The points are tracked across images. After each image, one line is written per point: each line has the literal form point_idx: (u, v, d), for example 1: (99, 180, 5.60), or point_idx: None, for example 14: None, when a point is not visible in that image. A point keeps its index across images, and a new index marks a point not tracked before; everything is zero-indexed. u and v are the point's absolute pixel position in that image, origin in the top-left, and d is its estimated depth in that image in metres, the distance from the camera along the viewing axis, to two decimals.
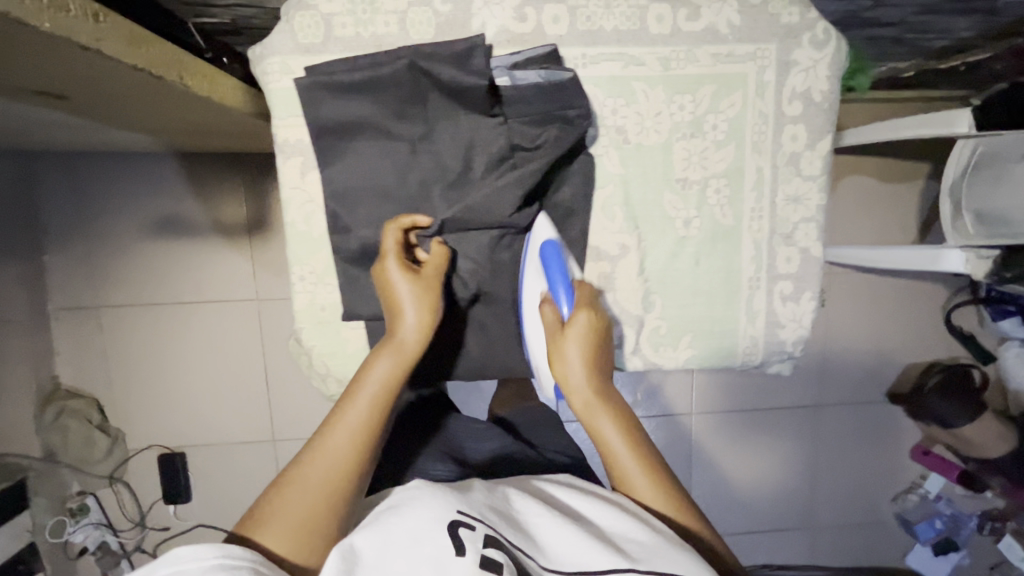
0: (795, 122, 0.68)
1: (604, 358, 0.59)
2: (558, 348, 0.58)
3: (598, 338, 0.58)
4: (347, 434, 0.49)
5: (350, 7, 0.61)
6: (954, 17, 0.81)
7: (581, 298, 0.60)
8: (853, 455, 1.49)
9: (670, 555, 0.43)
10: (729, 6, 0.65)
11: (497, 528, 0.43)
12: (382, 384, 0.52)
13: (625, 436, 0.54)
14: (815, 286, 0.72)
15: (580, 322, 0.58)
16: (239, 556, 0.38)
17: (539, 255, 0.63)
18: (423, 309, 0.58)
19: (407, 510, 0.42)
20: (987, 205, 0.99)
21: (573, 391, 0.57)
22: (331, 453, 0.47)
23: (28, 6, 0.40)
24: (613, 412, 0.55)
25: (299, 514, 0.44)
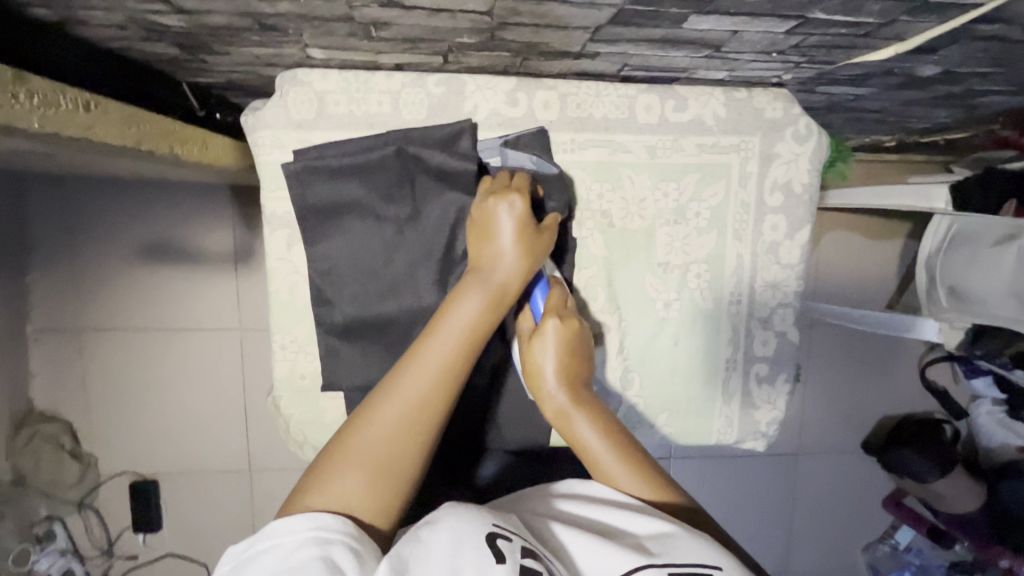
0: (775, 213, 0.71)
1: (578, 361, 0.60)
2: (531, 358, 0.60)
3: (569, 344, 0.60)
4: (425, 386, 0.50)
5: (344, 86, 0.63)
6: (936, 109, 0.83)
7: (551, 304, 0.61)
8: (829, 505, 1.50)
9: (685, 544, 0.44)
10: (715, 99, 0.67)
11: (531, 541, 0.43)
12: (465, 331, 0.52)
13: (601, 432, 0.56)
14: (790, 369, 0.74)
15: (548, 330, 0.59)
16: (328, 529, 0.41)
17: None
18: (522, 263, 0.57)
19: (443, 522, 0.43)
20: (961, 282, 0.98)
21: (547, 397, 0.59)
22: (402, 409, 0.49)
23: (17, 110, 0.40)
24: (586, 409, 0.58)
25: (374, 465, 0.47)
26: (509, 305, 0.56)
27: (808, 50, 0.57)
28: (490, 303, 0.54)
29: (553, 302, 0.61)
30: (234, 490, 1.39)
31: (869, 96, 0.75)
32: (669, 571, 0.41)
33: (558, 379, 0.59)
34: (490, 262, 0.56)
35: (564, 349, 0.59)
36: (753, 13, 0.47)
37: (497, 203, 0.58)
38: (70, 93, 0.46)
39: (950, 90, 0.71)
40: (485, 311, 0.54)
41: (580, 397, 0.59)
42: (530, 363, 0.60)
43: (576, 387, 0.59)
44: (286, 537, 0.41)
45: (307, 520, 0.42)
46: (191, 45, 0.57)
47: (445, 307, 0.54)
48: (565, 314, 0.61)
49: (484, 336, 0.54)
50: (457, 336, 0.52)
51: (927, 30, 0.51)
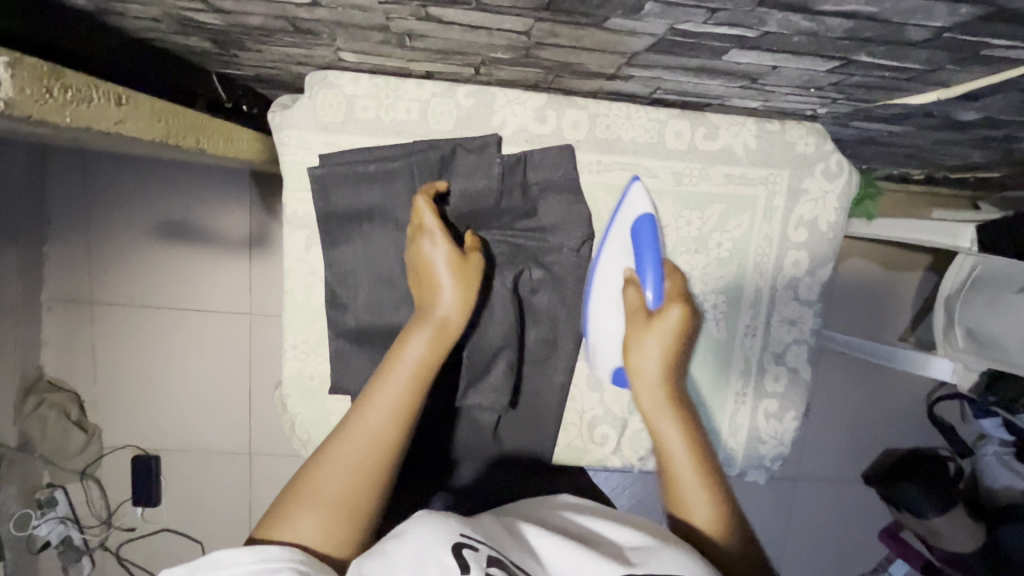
0: (798, 248, 0.70)
1: (682, 354, 0.62)
2: (642, 337, 0.60)
3: (682, 337, 0.61)
4: (379, 419, 0.51)
5: (373, 91, 0.63)
6: (971, 149, 0.81)
7: (671, 292, 0.62)
8: (826, 533, 1.49)
9: (656, 555, 0.43)
10: (747, 129, 0.66)
11: (500, 551, 0.43)
12: (417, 365, 0.54)
13: (688, 433, 0.57)
14: (799, 407, 0.73)
15: (671, 316, 0.60)
16: (275, 558, 0.40)
17: (631, 229, 0.65)
18: (462, 293, 0.59)
19: (411, 534, 0.42)
20: (981, 327, 0.96)
21: (643, 382, 0.60)
22: (355, 446, 0.49)
23: (51, 105, 0.40)
24: (680, 413, 0.58)
25: (329, 502, 0.47)
26: (455, 334, 0.58)
27: (847, 88, 0.56)
28: (437, 338, 0.56)
29: (672, 290, 0.63)
30: (233, 472, 1.40)
31: (903, 133, 0.73)
32: None
33: (661, 369, 0.60)
34: (432, 296, 0.58)
35: (678, 339, 0.61)
36: (795, 51, 0.46)
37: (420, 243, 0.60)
38: (103, 87, 0.46)
39: (989, 134, 0.69)
40: (435, 344, 0.56)
41: (677, 392, 0.60)
42: (641, 342, 0.60)
43: (676, 381, 0.60)
44: (233, 568, 0.40)
45: (252, 552, 0.41)
46: (225, 41, 0.57)
47: (397, 344, 0.56)
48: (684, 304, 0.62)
49: (434, 367, 0.55)
50: (411, 370, 0.54)
51: (972, 79, 0.49)
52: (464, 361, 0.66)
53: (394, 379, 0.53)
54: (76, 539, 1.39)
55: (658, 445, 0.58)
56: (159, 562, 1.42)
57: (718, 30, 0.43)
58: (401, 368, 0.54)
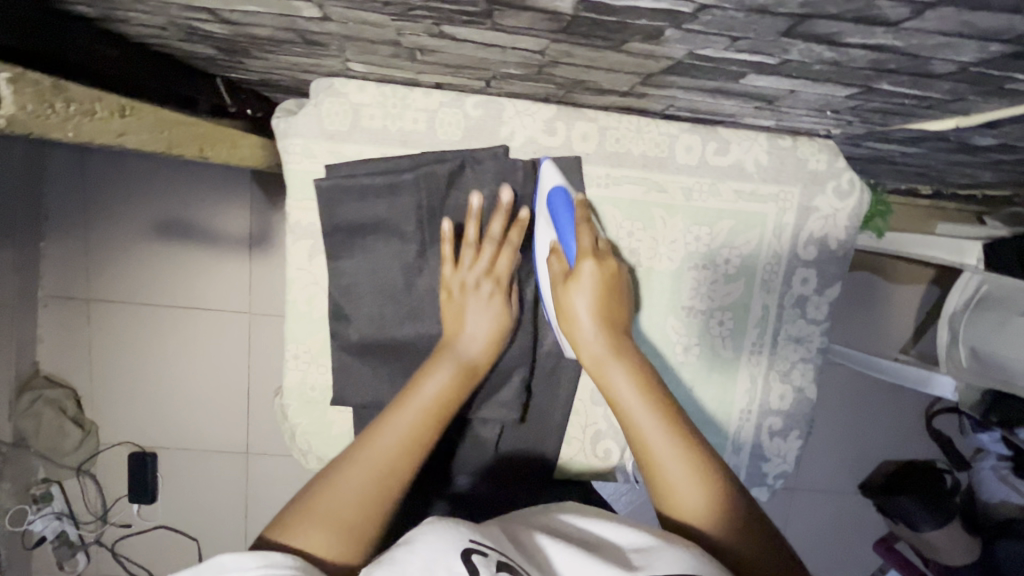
0: (807, 266, 0.69)
1: (614, 307, 0.61)
2: (566, 300, 0.60)
3: (604, 287, 0.61)
4: (394, 442, 0.52)
5: (381, 100, 0.62)
6: (982, 170, 0.80)
7: (583, 245, 0.60)
8: (823, 543, 1.49)
9: (662, 555, 0.42)
10: (758, 145, 0.66)
11: (510, 556, 0.42)
12: (434, 399, 0.56)
13: (638, 388, 0.56)
14: (804, 425, 0.73)
15: (585, 271, 0.60)
16: (280, 565, 0.39)
17: (546, 204, 0.62)
18: (486, 329, 0.61)
19: (420, 541, 0.42)
20: (983, 345, 0.95)
21: (584, 346, 0.59)
22: (372, 465, 0.49)
23: (52, 121, 0.39)
24: (625, 365, 0.57)
25: (342, 516, 0.46)
26: (474, 370, 0.60)
27: (863, 112, 0.55)
28: (458, 372, 0.58)
29: (586, 243, 0.60)
30: (230, 470, 1.40)
31: (916, 154, 0.72)
32: None
33: (595, 323, 0.59)
34: (456, 334, 0.61)
35: (599, 293, 0.60)
36: (815, 78, 0.45)
37: (451, 289, 0.62)
38: (105, 99, 0.45)
39: (1002, 157, 0.68)
40: (453, 382, 0.58)
41: (618, 346, 0.59)
42: (566, 305, 0.60)
43: (613, 337, 0.59)
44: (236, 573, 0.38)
45: (256, 556, 0.39)
46: (231, 48, 0.56)
47: (420, 375, 0.58)
48: (600, 256, 0.61)
49: (451, 404, 0.57)
50: (429, 403, 0.55)
51: (993, 110, 0.48)
52: None
53: (414, 409, 0.54)
54: (72, 535, 1.39)
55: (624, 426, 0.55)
56: (155, 558, 1.42)
57: (740, 56, 0.42)
58: (422, 400, 0.55)
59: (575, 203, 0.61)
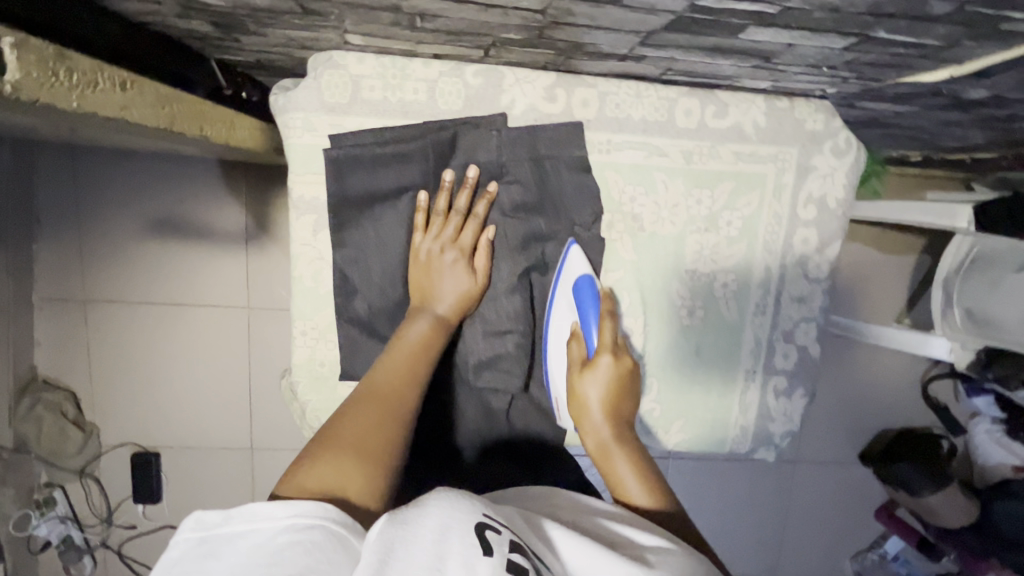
0: (807, 226, 0.70)
1: (623, 402, 0.63)
2: (578, 387, 0.62)
3: (618, 383, 0.63)
4: (386, 384, 0.53)
5: (380, 71, 0.62)
6: (972, 130, 0.82)
7: (606, 340, 0.63)
8: (825, 511, 1.51)
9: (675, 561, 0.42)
10: (756, 107, 0.67)
11: (521, 537, 0.40)
12: (416, 344, 0.59)
13: (637, 464, 0.57)
14: (808, 384, 0.75)
15: (601, 365, 0.62)
16: (309, 515, 0.38)
17: (572, 291, 0.66)
18: (455, 292, 0.63)
19: (435, 508, 0.39)
20: (979, 306, 0.99)
21: (589, 430, 0.61)
22: (369, 406, 0.51)
23: (58, 91, 0.39)
24: (627, 455, 0.57)
25: (356, 449, 0.46)
26: (450, 324, 0.63)
27: (859, 67, 0.56)
28: (436, 325, 0.61)
29: (608, 339, 0.64)
30: (236, 466, 1.39)
31: (909, 113, 0.73)
32: None
33: (602, 409, 0.61)
34: (428, 295, 0.63)
35: (610, 387, 0.62)
36: (813, 28, 0.46)
37: (422, 254, 0.64)
38: (108, 72, 0.45)
39: (993, 112, 0.70)
40: (433, 330, 0.61)
41: (621, 434, 0.59)
42: (577, 390, 0.62)
43: (618, 425, 0.60)
44: (265, 521, 0.38)
45: (285, 507, 0.39)
46: (227, 23, 0.55)
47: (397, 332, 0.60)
48: (618, 352, 0.64)
49: (433, 349, 0.60)
50: (412, 347, 0.58)
51: (985, 56, 0.49)
52: (475, 343, 0.67)
53: (400, 353, 0.57)
54: (77, 539, 1.36)
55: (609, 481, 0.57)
56: None
57: (740, 6, 0.42)
58: (405, 346, 0.58)
59: (598, 290, 0.66)
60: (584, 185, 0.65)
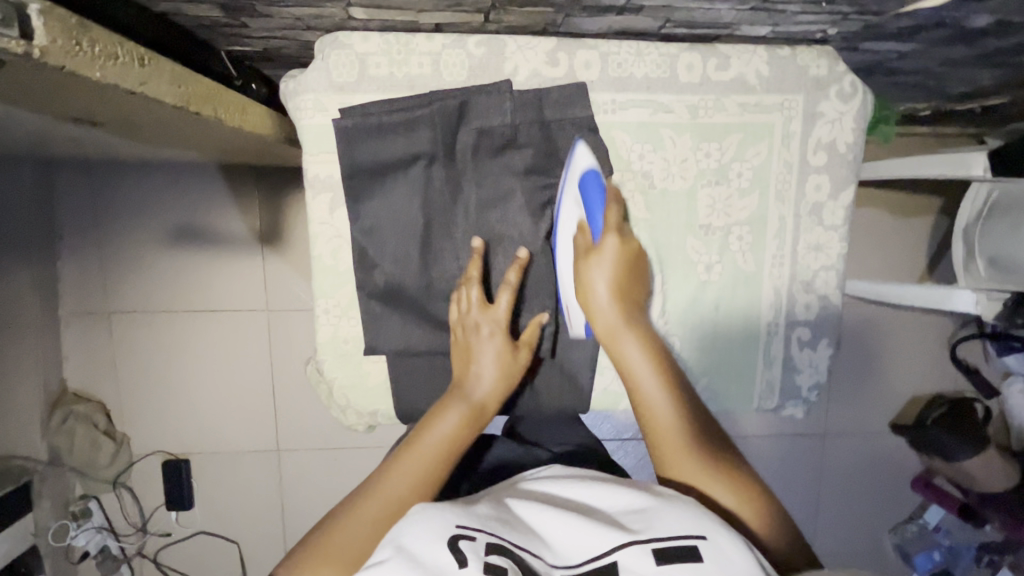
0: (819, 172, 0.70)
1: (629, 283, 0.65)
2: (586, 275, 0.64)
3: (624, 266, 0.65)
4: (403, 488, 0.54)
5: (385, 48, 0.63)
6: (980, 70, 0.81)
7: (610, 222, 0.64)
8: (862, 483, 1.47)
9: (670, 513, 0.44)
10: (758, 57, 0.66)
11: (499, 532, 0.43)
12: (444, 442, 0.58)
13: (650, 358, 0.62)
14: (832, 333, 0.74)
15: (607, 249, 0.64)
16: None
17: (577, 184, 0.64)
18: (495, 376, 0.63)
19: (406, 538, 0.42)
20: (1001, 251, 0.98)
21: (597, 315, 0.64)
22: (379, 510, 0.52)
23: (82, 59, 0.40)
24: (637, 336, 0.63)
25: (347, 560, 0.49)
26: (484, 416, 0.62)
27: None
28: (468, 418, 0.60)
29: (613, 222, 0.64)
30: (265, 469, 1.41)
31: (915, 53, 0.73)
32: (650, 549, 0.41)
33: (611, 297, 0.64)
34: (468, 376, 0.64)
35: (617, 271, 0.64)
36: None
37: (466, 322, 0.65)
38: (126, 46, 0.46)
39: (1001, 44, 0.69)
40: (466, 423, 0.60)
41: (630, 318, 0.64)
42: (586, 280, 0.64)
43: (625, 308, 0.64)
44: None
45: None
46: (236, 6, 0.57)
47: (432, 416, 0.61)
48: (623, 234, 0.65)
49: (461, 446, 0.59)
50: (440, 444, 0.58)
51: None
52: None
53: (427, 452, 0.57)
54: (114, 549, 1.40)
55: (625, 374, 0.63)
56: (196, 564, 1.43)
57: None
58: (433, 443, 0.58)
59: (603, 181, 0.64)
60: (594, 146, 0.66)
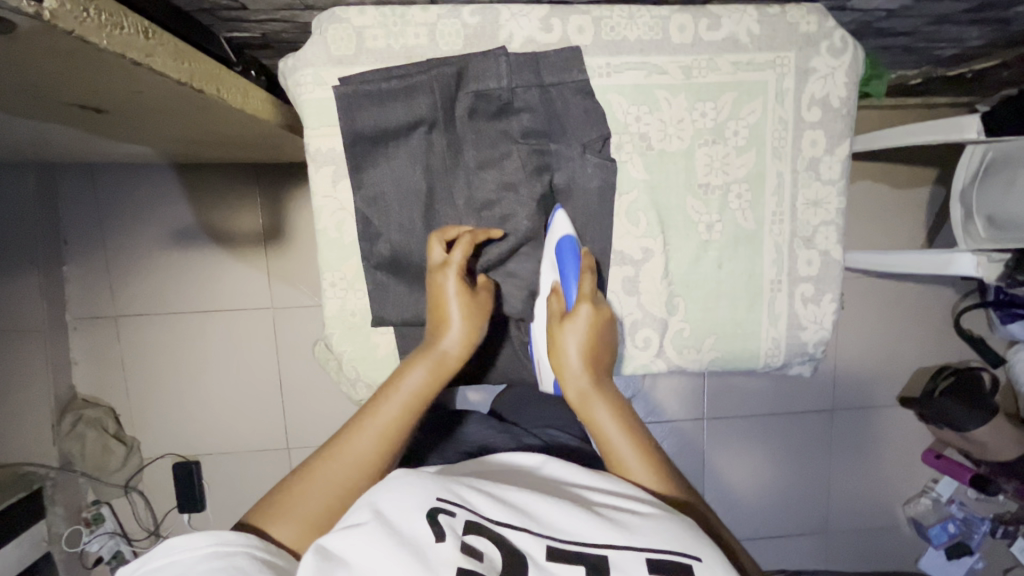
0: (814, 128, 0.71)
1: (601, 353, 0.63)
2: (558, 339, 0.63)
3: (597, 331, 0.63)
4: (366, 444, 0.53)
5: (382, 21, 0.64)
6: (967, 27, 0.82)
7: (585, 291, 0.64)
8: (871, 459, 1.43)
9: (668, 527, 0.42)
10: (749, 16, 0.67)
11: (480, 510, 0.42)
12: (411, 396, 0.56)
13: (622, 426, 0.58)
14: (835, 288, 0.75)
15: (581, 315, 0.62)
16: (232, 542, 0.42)
17: (555, 249, 0.67)
18: (467, 332, 0.63)
19: (384, 503, 0.41)
20: (998, 211, 0.99)
21: (568, 381, 0.61)
22: (342, 468, 0.51)
23: (90, 25, 0.41)
24: (610, 405, 0.59)
25: (313, 515, 0.49)
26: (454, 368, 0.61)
27: None
28: (434, 369, 0.59)
29: (587, 290, 0.64)
30: (276, 467, 1.41)
31: (902, 10, 0.74)
32: (645, 555, 0.40)
33: (582, 361, 0.61)
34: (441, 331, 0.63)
35: (590, 337, 0.62)
36: None
37: (435, 276, 0.65)
38: (131, 18, 0.47)
39: None
40: (435, 377, 0.59)
41: (602, 386, 0.61)
42: (558, 344, 0.62)
43: (596, 375, 0.62)
44: (185, 553, 0.41)
45: (206, 536, 0.42)
46: None
47: (398, 371, 0.59)
48: (597, 301, 0.64)
49: (429, 399, 0.58)
50: (407, 399, 0.56)
51: None
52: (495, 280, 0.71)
53: (393, 405, 0.55)
54: (127, 554, 1.38)
55: (597, 441, 0.58)
56: None
57: None
58: (399, 398, 0.56)
59: (579, 248, 0.67)
60: (591, 109, 0.67)
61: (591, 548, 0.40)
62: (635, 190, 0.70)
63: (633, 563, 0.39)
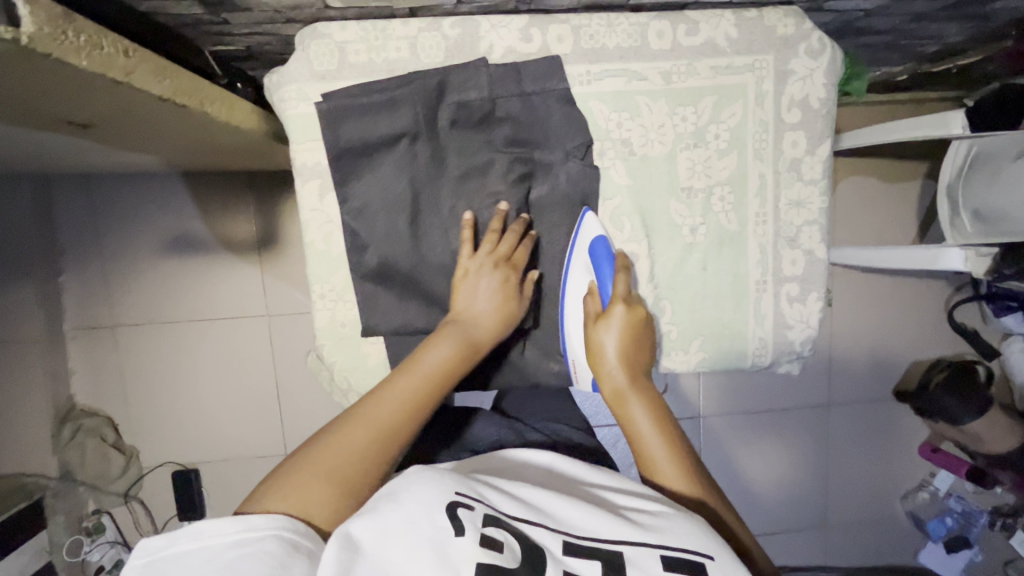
0: (794, 129, 0.71)
1: (640, 350, 0.66)
2: (596, 338, 0.65)
3: (632, 332, 0.65)
4: (389, 411, 0.52)
5: (363, 35, 0.65)
6: (947, 24, 0.83)
7: (618, 291, 0.66)
8: (868, 454, 1.43)
9: (680, 523, 0.43)
10: (726, 20, 0.68)
11: (499, 506, 0.42)
12: (435, 369, 0.57)
13: (657, 425, 0.58)
14: (820, 287, 0.75)
15: (615, 314, 0.65)
16: (260, 527, 0.41)
17: (588, 251, 0.70)
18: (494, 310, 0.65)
19: (403, 494, 0.41)
20: (983, 204, 0.99)
21: (605, 377, 0.63)
22: (365, 432, 0.50)
23: (68, 46, 0.42)
24: (646, 403, 0.60)
25: (335, 475, 0.47)
26: (474, 345, 0.62)
27: None
28: (458, 345, 0.60)
29: (622, 290, 0.66)
30: None
31: (879, 10, 0.75)
32: (659, 551, 0.40)
33: (619, 358, 0.63)
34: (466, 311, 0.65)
35: (627, 336, 0.65)
36: None
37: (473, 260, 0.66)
38: (111, 37, 0.48)
39: None
40: (459, 351, 0.60)
41: (640, 385, 0.62)
42: (595, 340, 0.65)
43: (635, 375, 0.63)
44: (211, 538, 0.40)
45: (235, 521, 0.41)
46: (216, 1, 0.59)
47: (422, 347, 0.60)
48: (631, 302, 0.66)
49: (451, 376, 0.59)
50: (431, 373, 0.57)
51: None
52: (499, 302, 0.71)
53: (417, 376, 0.56)
54: None
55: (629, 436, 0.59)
56: None
57: None
58: (424, 369, 0.57)
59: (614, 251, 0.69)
60: (573, 116, 0.68)
61: (606, 545, 0.41)
62: (619, 194, 0.71)
63: (648, 559, 0.40)
